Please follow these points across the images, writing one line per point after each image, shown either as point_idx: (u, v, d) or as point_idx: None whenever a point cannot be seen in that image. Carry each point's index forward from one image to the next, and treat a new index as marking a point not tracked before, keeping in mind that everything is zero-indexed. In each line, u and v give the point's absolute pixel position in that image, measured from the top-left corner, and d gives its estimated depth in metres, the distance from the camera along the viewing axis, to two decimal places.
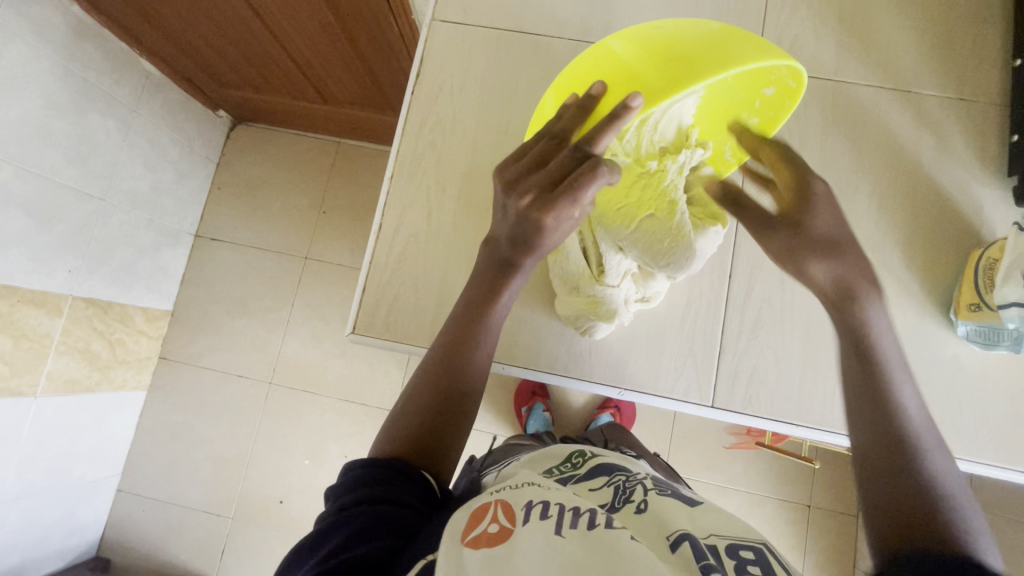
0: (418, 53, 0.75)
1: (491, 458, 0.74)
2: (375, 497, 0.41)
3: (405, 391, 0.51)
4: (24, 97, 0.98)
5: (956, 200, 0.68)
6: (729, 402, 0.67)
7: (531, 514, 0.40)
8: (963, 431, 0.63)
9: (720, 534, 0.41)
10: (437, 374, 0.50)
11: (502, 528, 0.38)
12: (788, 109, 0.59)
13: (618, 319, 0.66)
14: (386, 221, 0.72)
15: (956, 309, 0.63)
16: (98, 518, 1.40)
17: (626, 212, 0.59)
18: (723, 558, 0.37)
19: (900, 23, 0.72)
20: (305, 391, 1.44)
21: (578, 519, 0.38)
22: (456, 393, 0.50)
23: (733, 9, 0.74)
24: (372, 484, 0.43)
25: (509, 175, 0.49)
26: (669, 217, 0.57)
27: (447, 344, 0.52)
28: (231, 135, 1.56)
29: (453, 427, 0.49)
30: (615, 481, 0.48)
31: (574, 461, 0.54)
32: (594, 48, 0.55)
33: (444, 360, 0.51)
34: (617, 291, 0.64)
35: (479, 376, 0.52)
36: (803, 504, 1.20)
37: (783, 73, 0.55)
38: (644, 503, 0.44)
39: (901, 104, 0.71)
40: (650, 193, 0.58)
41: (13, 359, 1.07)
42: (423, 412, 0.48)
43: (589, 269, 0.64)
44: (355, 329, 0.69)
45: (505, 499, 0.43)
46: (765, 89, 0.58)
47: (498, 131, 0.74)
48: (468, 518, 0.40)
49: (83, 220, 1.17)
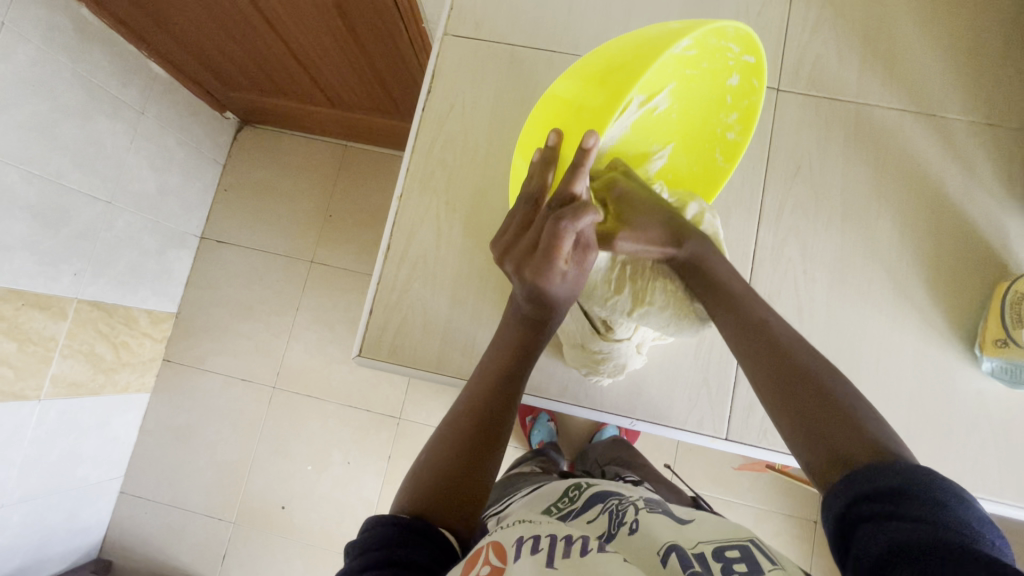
0: (429, 68, 0.74)
1: (497, 492, 0.73)
2: (394, 560, 0.40)
3: (429, 442, 0.51)
4: (31, 100, 0.97)
5: (981, 229, 0.66)
6: (743, 435, 0.66)
7: (522, 550, 0.39)
8: (982, 467, 0.61)
9: (707, 541, 0.41)
10: (459, 430, 0.50)
11: (494, 569, 0.38)
12: (760, 90, 0.60)
13: (627, 363, 0.65)
14: (394, 241, 0.71)
15: (982, 343, 0.61)
16: (100, 520, 1.40)
17: (619, 302, 0.58)
18: (710, 564, 0.38)
19: (925, 46, 0.70)
20: (307, 396, 1.43)
21: (569, 548, 0.38)
22: (480, 452, 0.49)
23: (753, 28, 0.72)
24: (391, 546, 0.41)
25: (505, 242, 0.54)
26: (660, 304, 0.58)
27: (470, 402, 0.52)
28: (239, 137, 1.55)
29: (475, 477, 0.48)
30: (609, 507, 0.48)
31: (570, 495, 0.54)
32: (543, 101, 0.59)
33: (467, 417, 0.51)
34: (627, 341, 0.62)
35: (505, 430, 0.52)
36: (810, 522, 1.19)
37: (738, 50, 0.57)
38: (636, 523, 0.44)
39: (927, 127, 0.69)
40: (639, 278, 0.58)
41: (17, 362, 1.06)
42: (446, 466, 0.48)
43: (594, 327, 0.62)
44: (361, 351, 0.68)
45: (497, 541, 0.42)
46: (730, 78, 0.60)
47: (509, 148, 0.73)
48: (461, 566, 0.39)
49: (89, 222, 1.17)
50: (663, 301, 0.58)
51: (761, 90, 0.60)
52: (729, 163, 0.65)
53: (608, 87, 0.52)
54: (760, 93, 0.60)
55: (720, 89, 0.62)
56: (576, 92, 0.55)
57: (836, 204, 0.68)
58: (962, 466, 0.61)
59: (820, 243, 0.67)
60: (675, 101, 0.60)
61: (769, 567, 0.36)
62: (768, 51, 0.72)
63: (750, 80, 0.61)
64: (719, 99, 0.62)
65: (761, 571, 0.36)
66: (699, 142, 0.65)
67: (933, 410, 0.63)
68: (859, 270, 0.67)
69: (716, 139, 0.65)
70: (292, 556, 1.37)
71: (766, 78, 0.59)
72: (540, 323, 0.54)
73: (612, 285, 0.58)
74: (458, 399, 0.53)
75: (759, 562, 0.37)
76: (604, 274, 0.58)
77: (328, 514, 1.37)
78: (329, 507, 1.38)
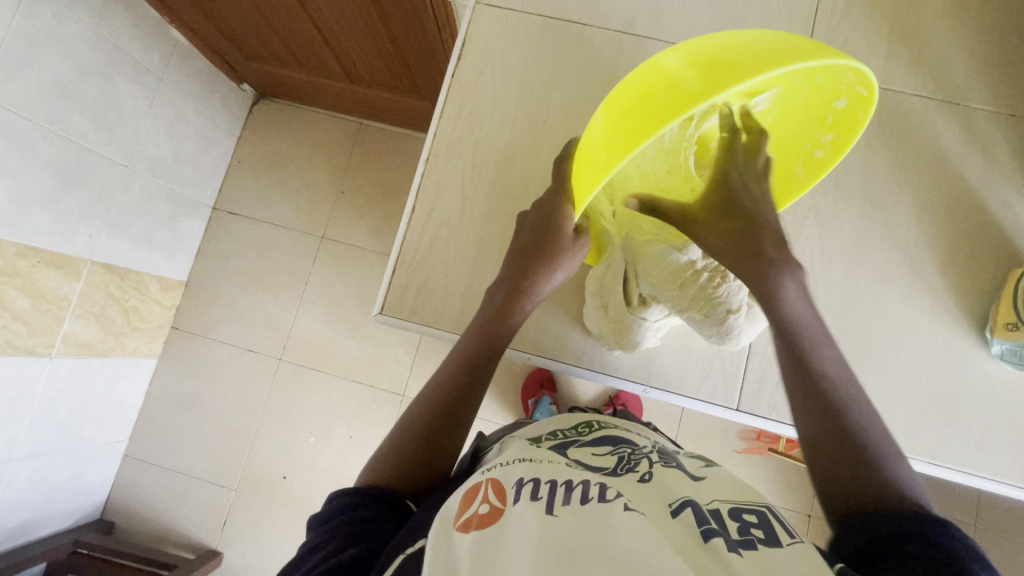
0: (461, 35, 0.75)
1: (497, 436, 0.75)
2: (354, 521, 0.45)
3: (396, 424, 0.55)
4: (55, 58, 0.98)
5: (998, 218, 0.67)
6: (754, 407, 0.67)
7: (522, 493, 0.39)
8: (984, 450, 0.63)
9: (724, 500, 0.42)
10: (436, 410, 0.55)
11: (493, 509, 0.39)
12: (861, 125, 0.57)
13: (640, 342, 0.66)
14: (419, 204, 0.72)
15: (992, 327, 0.63)
16: (103, 482, 1.42)
17: (675, 296, 0.57)
18: (726, 522, 0.39)
19: (952, 36, 0.71)
20: (312, 369, 1.44)
21: (570, 495, 0.38)
22: (447, 435, 0.54)
23: (781, 11, 0.73)
24: (350, 511, 0.46)
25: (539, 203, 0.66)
26: (714, 322, 0.56)
27: (438, 386, 0.57)
28: (255, 109, 1.56)
29: (439, 451, 0.53)
30: (620, 452, 0.50)
31: (580, 430, 0.56)
32: (644, 71, 0.52)
33: (433, 392, 0.56)
34: (650, 322, 0.64)
35: (471, 410, 0.56)
36: (804, 514, 1.20)
37: (852, 80, 0.53)
38: (649, 474, 0.46)
39: (950, 115, 0.70)
40: (711, 286, 0.55)
41: (31, 318, 1.07)
42: (408, 445, 0.52)
43: (628, 299, 0.62)
44: (383, 309, 0.69)
45: (497, 477, 0.43)
46: (837, 101, 0.57)
47: (536, 119, 0.74)
48: (461, 501, 0.41)
49: (106, 184, 1.17)
50: (716, 322, 0.56)
51: (862, 124, 0.56)
52: (807, 180, 0.63)
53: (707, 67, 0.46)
54: (860, 127, 0.56)
55: (824, 106, 0.58)
56: (685, 64, 0.48)
57: (856, 189, 0.69)
58: (965, 447, 0.63)
59: (838, 224, 0.69)
60: (774, 104, 0.58)
61: (788, 540, 0.37)
62: (796, 35, 0.73)
63: (856, 108, 0.57)
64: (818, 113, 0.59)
65: (780, 542, 0.36)
66: (782, 148, 0.62)
67: (939, 393, 0.64)
68: (874, 253, 0.68)
69: (801, 154, 0.62)
70: (290, 526, 1.38)
71: (874, 113, 0.55)
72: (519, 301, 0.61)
73: (676, 282, 0.56)
74: (435, 379, 0.58)
75: (777, 533, 0.38)
76: (673, 269, 0.56)
77: (327, 486, 1.39)
78: (329, 479, 1.40)
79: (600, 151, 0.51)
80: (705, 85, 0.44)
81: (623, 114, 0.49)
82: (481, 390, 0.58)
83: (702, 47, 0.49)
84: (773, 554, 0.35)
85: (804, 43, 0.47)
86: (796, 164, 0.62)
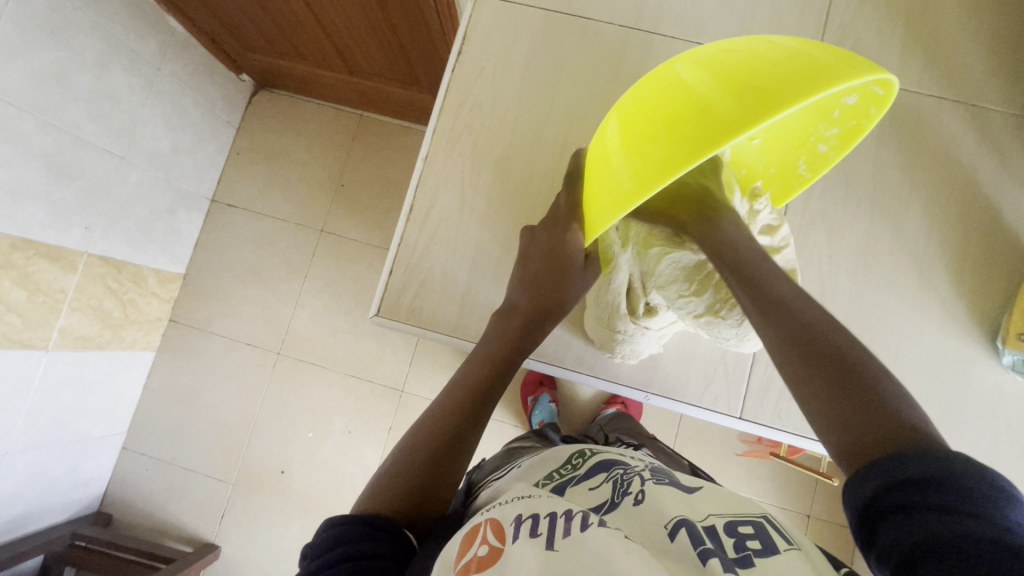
0: (461, 29, 0.73)
1: (497, 462, 0.73)
2: (355, 553, 0.43)
3: (400, 447, 0.54)
4: (48, 46, 0.96)
5: (1011, 223, 0.66)
6: (758, 415, 0.66)
7: (520, 530, 0.39)
8: (992, 461, 0.62)
9: (719, 514, 0.42)
10: (440, 433, 0.53)
11: (492, 549, 0.38)
12: (871, 120, 0.55)
13: (639, 351, 0.65)
14: (417, 202, 0.70)
15: (1004, 336, 0.61)
16: (101, 474, 1.42)
17: (691, 299, 0.57)
18: (723, 539, 0.38)
19: (968, 35, 0.69)
20: (311, 364, 1.43)
21: (569, 524, 0.38)
22: (451, 460, 0.53)
23: (793, 7, 0.71)
24: (351, 541, 0.45)
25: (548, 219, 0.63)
26: (732, 323, 0.57)
27: (442, 411, 0.55)
28: (254, 100, 1.54)
29: (444, 478, 0.52)
30: (613, 476, 0.49)
31: (574, 461, 0.54)
32: (666, 83, 0.50)
33: (437, 419, 0.55)
34: (652, 330, 0.63)
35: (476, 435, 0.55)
36: (804, 515, 1.19)
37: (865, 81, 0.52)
38: (642, 494, 0.44)
39: (966, 118, 0.68)
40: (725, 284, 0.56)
41: (26, 311, 1.06)
42: (412, 472, 0.51)
43: (632, 306, 0.61)
44: (379, 312, 0.68)
45: (496, 517, 0.42)
46: (845, 98, 0.55)
47: (539, 118, 0.72)
48: (460, 546, 0.40)
49: (102, 176, 1.16)
50: (735, 322, 0.57)
51: (873, 120, 0.55)
52: (811, 176, 0.61)
53: (740, 91, 0.44)
54: (868, 123, 0.55)
55: (831, 103, 0.56)
56: (711, 83, 0.46)
57: (866, 191, 0.68)
58: (972, 457, 0.62)
59: (847, 228, 0.67)
60: None
61: (785, 546, 0.37)
62: (807, 32, 0.71)
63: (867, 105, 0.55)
64: (820, 109, 0.58)
65: (776, 550, 0.36)
66: (782, 142, 0.61)
67: (947, 402, 0.63)
68: (884, 259, 0.66)
69: (804, 149, 0.61)
70: (288, 521, 1.38)
71: (887, 108, 0.53)
72: (532, 324, 0.60)
73: (694, 284, 0.57)
74: (442, 399, 0.57)
75: (774, 541, 0.37)
76: (690, 269, 0.57)
77: (326, 481, 1.39)
78: (327, 475, 1.39)
79: (623, 174, 0.48)
80: (736, 110, 0.43)
81: (645, 137, 0.47)
82: (489, 414, 0.56)
83: (727, 64, 0.47)
84: (770, 566, 0.34)
85: (834, 57, 0.45)
86: (799, 159, 0.61)
